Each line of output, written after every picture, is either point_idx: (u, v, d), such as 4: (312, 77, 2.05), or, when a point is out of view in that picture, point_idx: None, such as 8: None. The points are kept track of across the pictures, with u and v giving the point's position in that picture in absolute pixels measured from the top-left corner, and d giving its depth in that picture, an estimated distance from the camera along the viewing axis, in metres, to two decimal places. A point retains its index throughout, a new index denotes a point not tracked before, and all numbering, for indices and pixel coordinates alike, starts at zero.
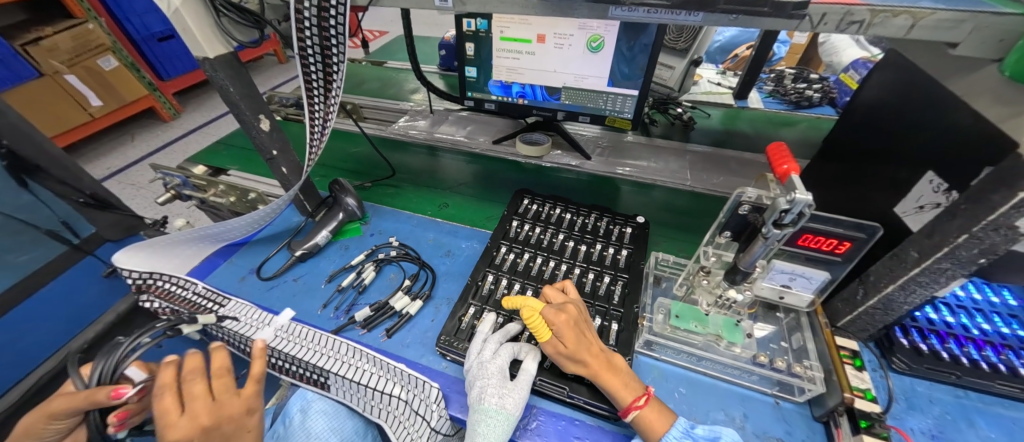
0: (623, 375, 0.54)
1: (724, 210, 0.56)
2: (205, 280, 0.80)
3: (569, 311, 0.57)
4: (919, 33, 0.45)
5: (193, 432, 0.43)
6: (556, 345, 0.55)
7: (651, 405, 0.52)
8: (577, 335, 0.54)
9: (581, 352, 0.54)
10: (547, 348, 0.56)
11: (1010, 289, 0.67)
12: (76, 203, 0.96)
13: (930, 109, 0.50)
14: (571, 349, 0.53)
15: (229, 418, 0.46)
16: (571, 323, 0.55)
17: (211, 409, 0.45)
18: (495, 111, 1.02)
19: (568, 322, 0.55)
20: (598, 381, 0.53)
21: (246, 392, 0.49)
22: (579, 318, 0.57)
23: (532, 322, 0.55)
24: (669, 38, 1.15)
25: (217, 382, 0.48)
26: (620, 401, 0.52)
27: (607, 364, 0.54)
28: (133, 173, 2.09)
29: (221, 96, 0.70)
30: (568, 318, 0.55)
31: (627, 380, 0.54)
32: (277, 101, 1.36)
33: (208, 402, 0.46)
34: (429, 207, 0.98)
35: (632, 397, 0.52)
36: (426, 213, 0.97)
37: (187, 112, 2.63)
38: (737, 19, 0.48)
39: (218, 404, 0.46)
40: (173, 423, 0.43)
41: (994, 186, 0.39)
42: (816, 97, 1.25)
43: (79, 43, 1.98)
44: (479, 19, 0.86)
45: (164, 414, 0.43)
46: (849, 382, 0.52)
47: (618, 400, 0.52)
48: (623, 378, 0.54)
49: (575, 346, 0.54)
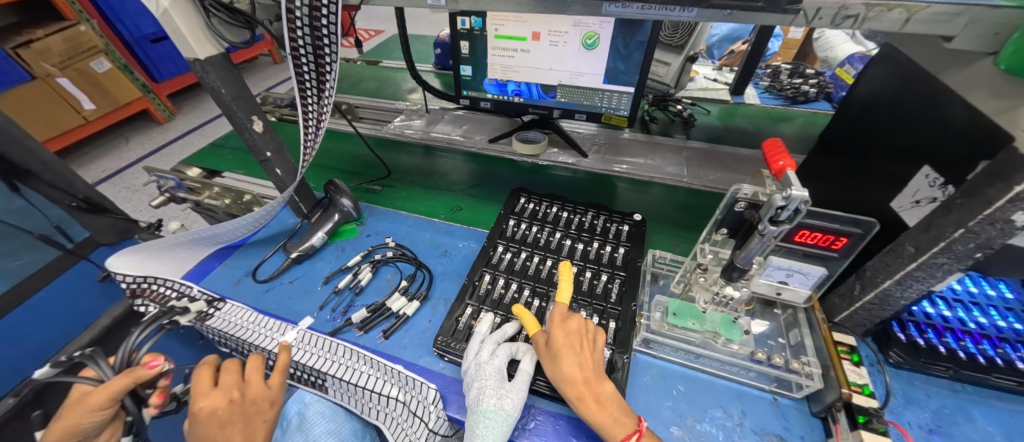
0: (613, 410, 0.51)
1: (720, 207, 0.56)
2: (199, 284, 0.80)
3: (571, 324, 0.58)
4: (915, 27, 0.44)
5: (222, 403, 0.46)
6: (541, 348, 0.57)
7: None
8: (568, 344, 0.56)
9: (565, 364, 0.54)
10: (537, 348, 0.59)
11: (1006, 282, 0.67)
12: (69, 208, 0.96)
13: (926, 104, 0.50)
14: (557, 354, 0.55)
15: (253, 400, 0.49)
16: (565, 331, 0.57)
17: (238, 389, 0.49)
18: (490, 109, 1.01)
19: (562, 330, 0.57)
20: (576, 404, 0.51)
21: (273, 381, 0.52)
22: (579, 336, 0.57)
23: (524, 316, 0.63)
24: (665, 34, 1.16)
25: (253, 364, 0.52)
26: (607, 436, 0.49)
27: (594, 394, 0.52)
28: (127, 176, 2.08)
29: (212, 98, 0.69)
30: (562, 327, 0.58)
31: (618, 416, 0.50)
32: (271, 101, 1.35)
33: (238, 382, 0.50)
34: (443, 210, 0.97)
35: (622, 434, 0.48)
36: (439, 217, 0.95)
37: (182, 114, 2.61)
38: (732, 14, 0.48)
39: (246, 385, 0.50)
40: (205, 394, 0.47)
41: (990, 180, 0.39)
42: (812, 92, 1.25)
43: (71, 45, 1.96)
44: (473, 17, 0.85)
45: (198, 383, 0.48)
46: (846, 378, 0.52)
47: (605, 435, 0.49)
48: (612, 414, 0.50)
49: (564, 354, 0.54)
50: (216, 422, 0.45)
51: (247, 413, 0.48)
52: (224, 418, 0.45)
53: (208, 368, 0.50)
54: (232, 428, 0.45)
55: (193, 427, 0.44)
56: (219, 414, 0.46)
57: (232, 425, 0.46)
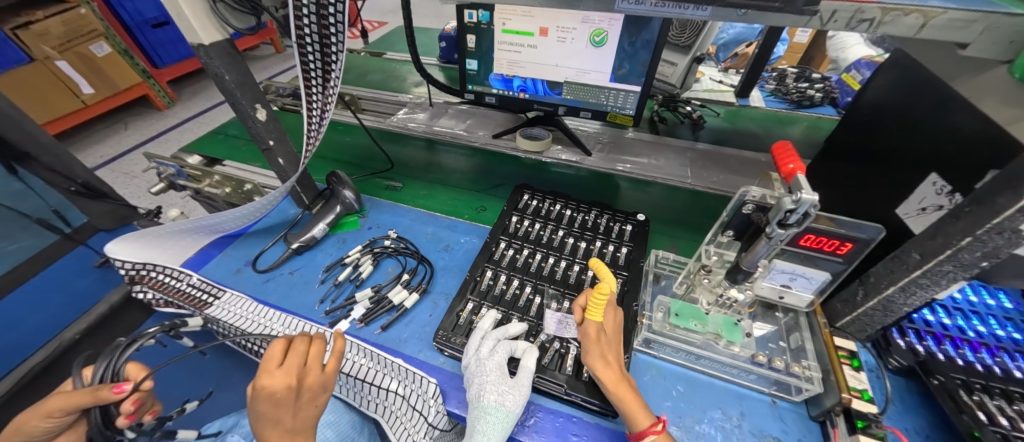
0: (639, 399, 0.52)
1: (728, 208, 0.56)
2: (199, 272, 0.79)
3: (611, 314, 0.60)
4: (929, 34, 0.44)
5: (281, 387, 0.44)
6: (596, 334, 0.56)
7: (665, 433, 0.49)
8: (611, 335, 0.57)
9: (610, 354, 0.55)
10: (583, 333, 0.57)
11: (1005, 292, 0.68)
12: (68, 192, 0.97)
13: (936, 112, 0.50)
14: (602, 343, 0.55)
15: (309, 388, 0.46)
16: (611, 322, 0.58)
17: (291, 366, 0.46)
18: (495, 104, 1.00)
19: (613, 322, 0.59)
20: (615, 396, 0.52)
21: (329, 369, 0.49)
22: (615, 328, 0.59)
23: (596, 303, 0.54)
24: (673, 34, 1.18)
25: (314, 350, 0.49)
26: (634, 424, 0.50)
27: (627, 383, 0.53)
28: (126, 161, 2.07)
29: (217, 85, 0.68)
30: (614, 315, 0.60)
31: (643, 405, 0.52)
32: (273, 91, 1.34)
33: (301, 365, 0.47)
34: (468, 211, 0.95)
35: (649, 421, 0.50)
36: (464, 217, 0.93)
37: (182, 101, 2.59)
38: (746, 14, 0.47)
39: (305, 369, 0.47)
40: (270, 371, 0.45)
41: (1000, 189, 0.39)
42: (817, 97, 1.25)
43: (70, 28, 1.94)
44: (481, 10, 0.84)
45: (268, 356, 0.46)
46: (846, 382, 0.52)
47: (633, 422, 0.50)
48: (640, 402, 0.52)
49: (609, 344, 0.56)
50: (271, 404, 0.44)
51: (300, 402, 0.46)
52: (279, 401, 0.44)
53: (279, 345, 0.47)
54: (282, 412, 0.44)
55: (254, 401, 0.44)
56: (275, 396, 0.44)
57: (282, 408, 0.44)
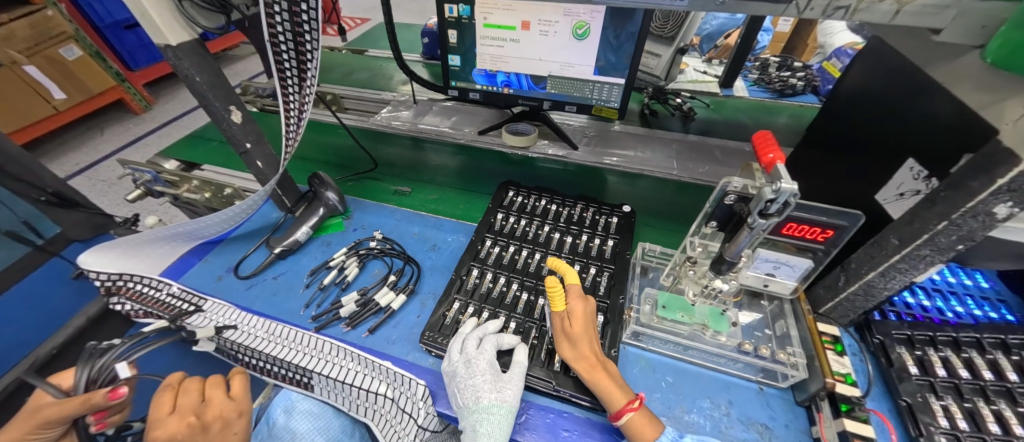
0: (616, 379, 0.54)
1: (710, 200, 0.56)
2: (179, 281, 0.77)
3: (590, 303, 0.61)
4: (904, 20, 0.43)
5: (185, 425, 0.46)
6: (564, 322, 0.58)
7: (643, 410, 0.51)
8: (585, 324, 0.57)
9: (581, 343, 0.55)
10: (554, 323, 0.60)
11: (982, 272, 0.70)
12: (38, 202, 0.94)
13: (913, 99, 0.51)
14: (573, 331, 0.56)
15: (218, 418, 0.49)
16: (584, 312, 0.58)
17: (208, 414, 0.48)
18: (479, 100, 0.99)
19: (585, 308, 0.59)
20: (590, 380, 0.53)
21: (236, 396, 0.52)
22: (590, 316, 0.59)
23: (553, 289, 0.58)
24: (656, 25, 1.18)
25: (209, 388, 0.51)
26: (613, 404, 0.51)
27: (603, 367, 0.55)
28: (103, 168, 2.01)
29: (188, 87, 0.66)
30: (584, 304, 0.59)
31: (619, 384, 0.53)
32: (253, 92, 1.31)
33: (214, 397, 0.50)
34: (476, 214, 0.94)
35: (626, 400, 0.51)
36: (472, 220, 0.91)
37: (159, 104, 2.51)
38: (724, 4, 0.47)
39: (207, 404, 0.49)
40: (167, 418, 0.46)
41: (973, 173, 0.39)
42: (799, 85, 1.27)
43: (37, 31, 1.86)
44: (461, 4, 0.83)
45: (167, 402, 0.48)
46: (829, 368, 0.53)
47: (610, 403, 0.52)
48: (617, 382, 0.54)
49: (580, 333, 0.56)
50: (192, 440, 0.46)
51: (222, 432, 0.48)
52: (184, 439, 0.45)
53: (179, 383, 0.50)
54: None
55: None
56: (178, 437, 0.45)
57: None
